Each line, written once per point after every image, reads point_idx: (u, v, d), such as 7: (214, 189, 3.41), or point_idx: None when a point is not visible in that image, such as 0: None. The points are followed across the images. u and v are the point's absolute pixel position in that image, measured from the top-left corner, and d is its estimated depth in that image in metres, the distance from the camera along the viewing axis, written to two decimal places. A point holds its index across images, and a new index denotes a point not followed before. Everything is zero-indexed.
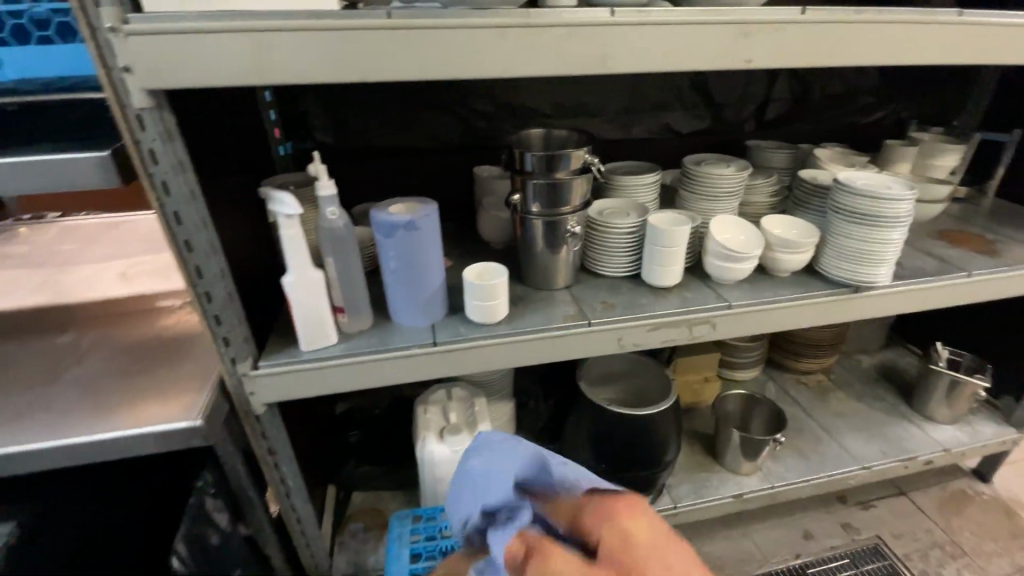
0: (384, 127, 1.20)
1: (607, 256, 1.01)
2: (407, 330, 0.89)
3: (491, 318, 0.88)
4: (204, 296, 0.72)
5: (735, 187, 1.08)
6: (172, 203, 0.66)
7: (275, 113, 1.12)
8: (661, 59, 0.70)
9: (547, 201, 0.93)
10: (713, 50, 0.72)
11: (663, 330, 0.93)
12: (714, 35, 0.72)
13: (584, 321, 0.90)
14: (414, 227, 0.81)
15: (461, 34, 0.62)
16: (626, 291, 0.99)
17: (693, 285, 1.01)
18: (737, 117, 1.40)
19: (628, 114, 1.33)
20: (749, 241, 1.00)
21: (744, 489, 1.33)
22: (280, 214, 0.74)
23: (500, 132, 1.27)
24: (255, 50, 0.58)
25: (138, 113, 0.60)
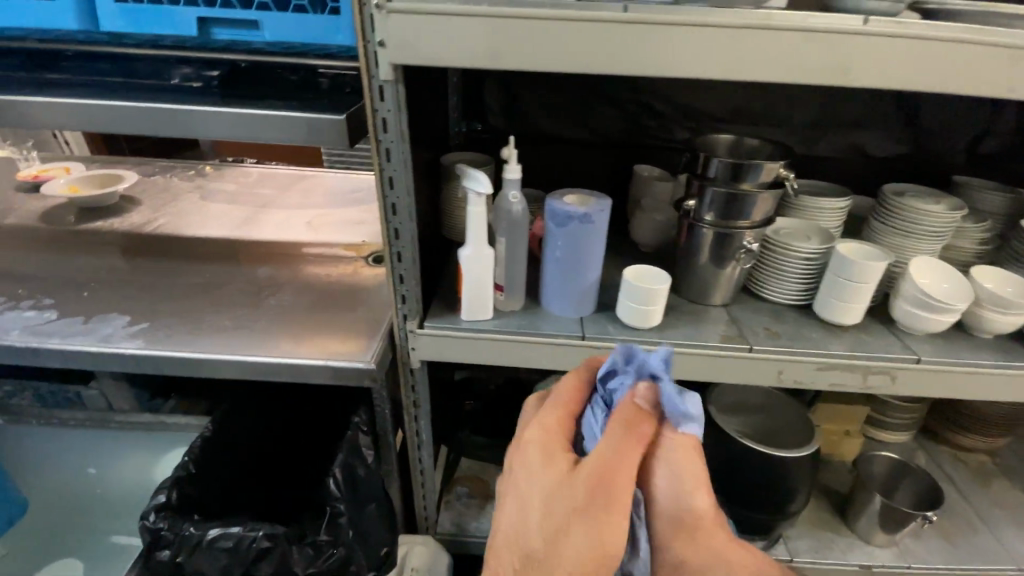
0: (553, 117, 1.22)
1: (777, 281, 0.95)
2: (558, 318, 0.90)
3: (645, 323, 0.85)
4: (396, 254, 0.81)
5: (944, 227, 0.94)
6: (390, 168, 0.73)
7: (458, 92, 1.18)
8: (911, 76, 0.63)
9: (723, 211, 0.88)
10: (977, 71, 0.63)
11: (832, 372, 0.86)
12: (982, 55, 0.62)
13: (745, 346, 0.86)
14: (588, 221, 0.81)
15: (695, 32, 0.60)
16: (792, 322, 0.92)
17: (871, 328, 0.91)
18: (946, 146, 1.21)
19: (812, 130, 1.22)
20: (955, 292, 0.87)
21: (876, 562, 1.19)
22: (471, 190, 0.78)
23: (668, 133, 1.23)
24: (494, 35, 0.61)
25: (382, 84, 0.66)
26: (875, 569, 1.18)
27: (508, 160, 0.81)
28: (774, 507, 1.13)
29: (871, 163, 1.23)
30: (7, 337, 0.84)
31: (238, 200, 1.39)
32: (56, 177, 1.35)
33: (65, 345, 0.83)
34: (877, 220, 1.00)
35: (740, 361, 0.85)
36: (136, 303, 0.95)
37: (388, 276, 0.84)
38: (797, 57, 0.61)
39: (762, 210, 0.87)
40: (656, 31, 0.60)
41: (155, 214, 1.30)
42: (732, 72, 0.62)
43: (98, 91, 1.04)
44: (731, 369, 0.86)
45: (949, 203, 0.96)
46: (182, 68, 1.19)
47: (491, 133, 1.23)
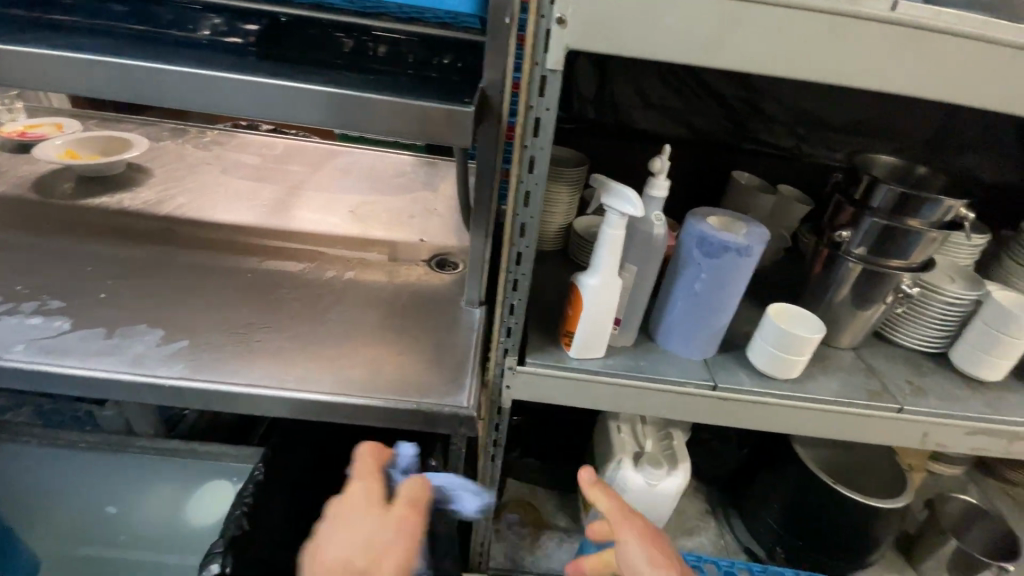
0: (647, 111, 1.07)
1: (913, 323, 0.85)
2: (677, 358, 0.78)
3: (785, 373, 0.74)
4: (512, 282, 0.66)
5: None
6: (529, 181, 0.58)
7: None
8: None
9: (880, 250, 0.76)
10: None
11: (982, 437, 0.77)
12: None
13: (893, 406, 0.75)
14: (746, 253, 0.68)
15: (960, 44, 0.49)
16: (931, 374, 0.82)
17: (1016, 386, 0.82)
18: None
19: (928, 146, 1.09)
20: None
21: None
22: (615, 210, 0.64)
23: (771, 139, 1.09)
24: (718, 23, 0.47)
25: (545, 75, 0.51)
26: None
27: (654, 174, 0.67)
28: (855, 556, 1.05)
29: (985, 188, 1.12)
30: (9, 354, 0.68)
31: (265, 176, 1.20)
32: (48, 137, 1.14)
33: (87, 369, 0.67)
34: (1016, 260, 0.90)
35: (885, 421, 0.75)
36: (164, 310, 0.79)
37: (495, 304, 0.70)
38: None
39: (925, 250, 0.75)
40: (915, 38, 0.48)
41: (168, 188, 1.11)
42: (984, 100, 0.51)
43: (116, 40, 0.84)
44: (874, 429, 0.76)
45: None
46: (211, 17, 0.99)
47: (573, 124, 1.08)
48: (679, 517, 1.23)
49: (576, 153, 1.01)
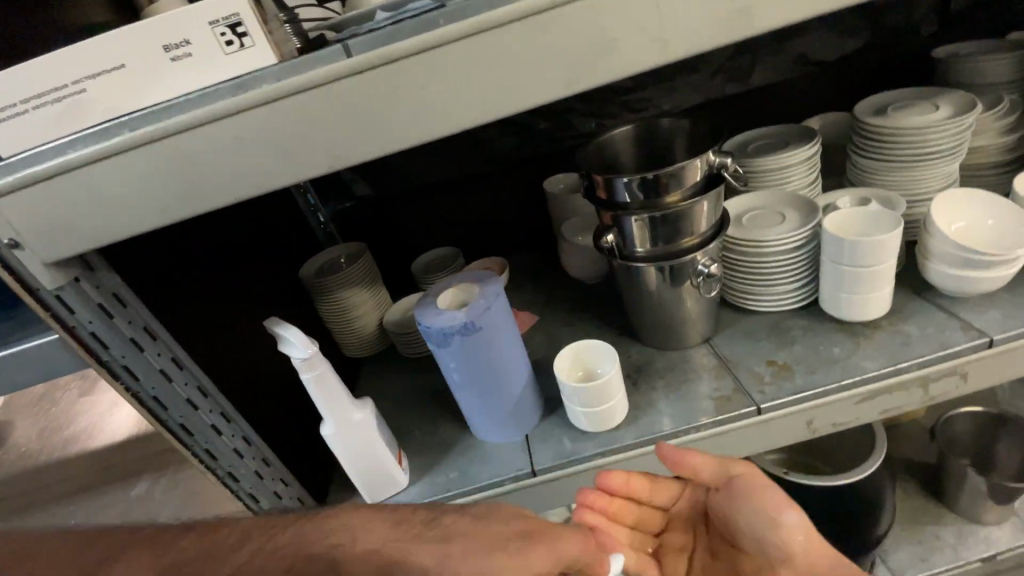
0: (426, 161, 0.97)
1: (762, 286, 0.70)
2: (494, 451, 0.66)
3: (606, 426, 0.62)
4: (229, 476, 0.55)
5: (955, 139, 0.67)
6: (148, 385, 0.47)
7: (311, 192, 0.97)
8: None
9: (660, 237, 0.63)
10: None
11: (881, 398, 0.61)
12: None
13: (751, 408, 0.61)
14: (474, 328, 0.57)
15: (469, 46, 0.36)
16: (800, 340, 0.67)
17: (908, 311, 0.66)
18: (909, 17, 0.92)
19: (739, 61, 0.95)
20: (1000, 231, 0.62)
21: (998, 548, 0.90)
22: (294, 359, 0.53)
23: (567, 129, 0.97)
24: (177, 164, 0.37)
25: (56, 294, 0.42)
26: (1002, 559, 0.90)
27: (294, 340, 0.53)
28: (854, 536, 0.88)
29: (826, 73, 0.95)
30: None
31: None
32: None
33: None
34: (865, 155, 0.73)
35: (749, 430, 0.62)
36: None
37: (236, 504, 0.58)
38: (653, 23, 0.36)
39: (705, 216, 0.62)
40: (415, 66, 0.36)
41: (8, 429, 1.07)
42: (548, 88, 0.37)
43: None
44: (741, 441, 0.62)
45: (950, 100, 0.70)
46: None
47: (363, 208, 1.00)
48: None
49: (359, 246, 0.91)
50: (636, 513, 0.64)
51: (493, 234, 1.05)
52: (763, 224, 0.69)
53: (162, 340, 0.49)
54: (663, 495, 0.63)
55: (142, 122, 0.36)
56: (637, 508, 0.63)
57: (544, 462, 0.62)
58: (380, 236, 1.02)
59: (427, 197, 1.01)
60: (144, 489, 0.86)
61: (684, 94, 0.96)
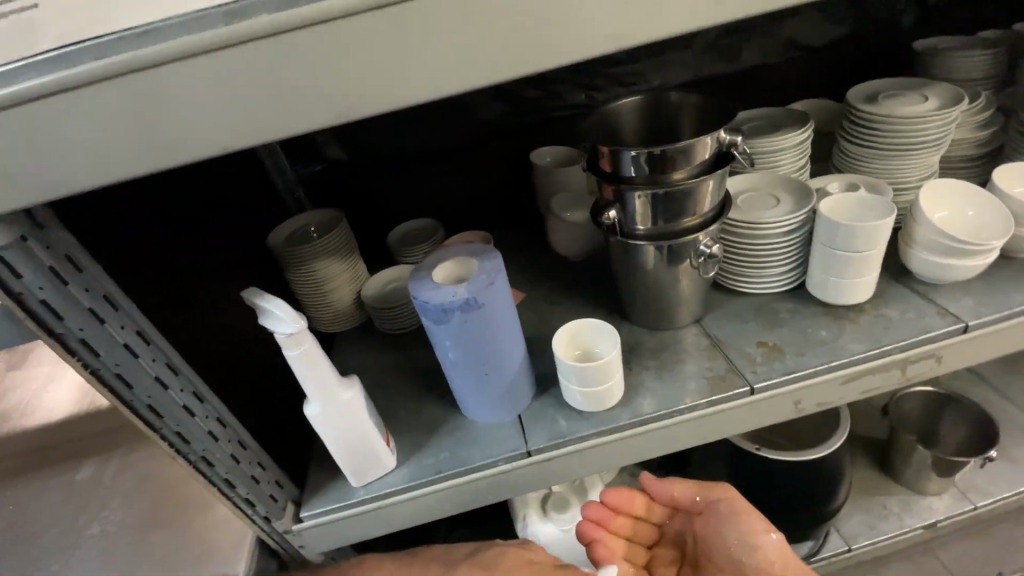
0: (408, 124, 0.91)
1: (755, 268, 0.70)
2: (486, 431, 0.63)
3: (600, 405, 0.61)
4: (203, 461, 0.50)
5: (941, 130, 0.69)
6: (110, 363, 0.42)
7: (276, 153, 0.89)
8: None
9: (662, 214, 0.61)
10: None
11: (864, 378, 0.63)
12: None
13: (745, 388, 0.62)
14: (476, 305, 0.53)
15: None
16: (788, 321, 0.68)
17: (889, 296, 0.68)
18: (892, 7, 0.94)
19: (731, 39, 0.94)
20: (979, 221, 0.64)
21: (937, 515, 0.98)
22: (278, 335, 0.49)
23: (557, 100, 0.93)
24: (165, 99, 0.33)
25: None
26: (940, 525, 0.98)
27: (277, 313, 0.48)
28: (816, 508, 0.93)
29: (812, 58, 0.96)
30: None
31: None
32: None
33: None
34: (854, 143, 0.75)
35: (740, 409, 0.62)
36: None
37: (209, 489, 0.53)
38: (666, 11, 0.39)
39: (709, 194, 0.61)
40: None
41: None
42: None
43: None
44: (732, 420, 0.63)
45: (937, 92, 0.71)
46: None
47: (336, 172, 0.93)
48: None
49: (335, 212, 0.84)
50: (636, 527, 0.72)
51: (474, 206, 1.00)
52: (758, 206, 0.69)
53: (125, 312, 0.43)
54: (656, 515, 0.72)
55: (122, 48, 0.32)
56: (637, 525, 0.72)
57: (539, 442, 0.61)
58: (353, 203, 0.96)
59: (406, 164, 0.95)
60: (90, 473, 0.78)
61: (675, 70, 0.94)
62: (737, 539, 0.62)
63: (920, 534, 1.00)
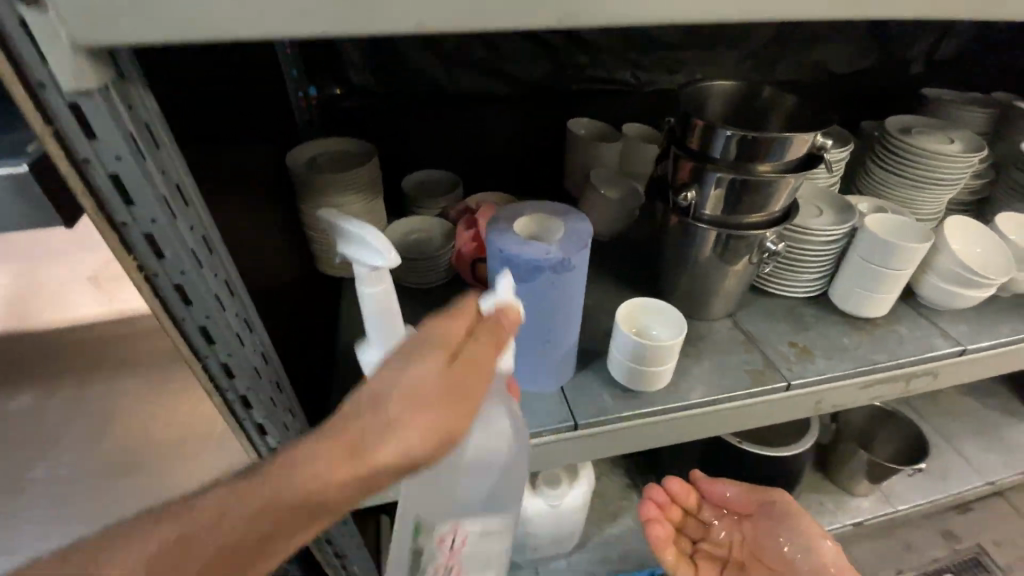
0: (449, 63, 0.84)
1: (790, 272, 0.73)
2: (528, 399, 0.60)
3: (649, 386, 0.61)
4: (236, 395, 0.45)
5: (963, 171, 0.75)
6: (171, 266, 0.36)
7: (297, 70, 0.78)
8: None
9: (733, 203, 0.61)
10: None
11: (876, 386, 0.68)
12: None
13: (780, 383, 0.64)
14: (564, 268, 0.50)
15: None
16: (813, 325, 0.72)
17: (899, 314, 0.73)
18: (909, 53, 1.02)
19: (772, 49, 0.96)
20: (986, 258, 0.71)
21: (865, 514, 1.11)
22: (360, 264, 0.43)
23: (604, 71, 0.91)
24: None
25: (76, 105, 0.29)
26: (866, 523, 1.10)
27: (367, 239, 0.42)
28: None
29: (836, 82, 1.01)
30: None
31: None
32: None
33: None
34: (884, 170, 0.79)
35: (771, 403, 0.65)
36: None
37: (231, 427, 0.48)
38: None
39: (783, 197, 0.61)
40: None
41: None
42: None
43: None
44: (761, 413, 0.65)
45: (962, 136, 0.77)
46: None
47: (359, 100, 0.83)
48: (599, 503, 1.14)
49: (365, 146, 0.75)
50: (692, 523, 0.81)
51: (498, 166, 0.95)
52: (805, 213, 0.72)
53: (194, 210, 0.37)
54: (708, 513, 0.81)
55: None
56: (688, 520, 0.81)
57: (587, 417, 0.59)
58: (372, 139, 0.87)
59: (437, 108, 0.87)
60: None
61: (719, 67, 0.95)
62: (787, 539, 0.74)
63: (847, 530, 1.12)
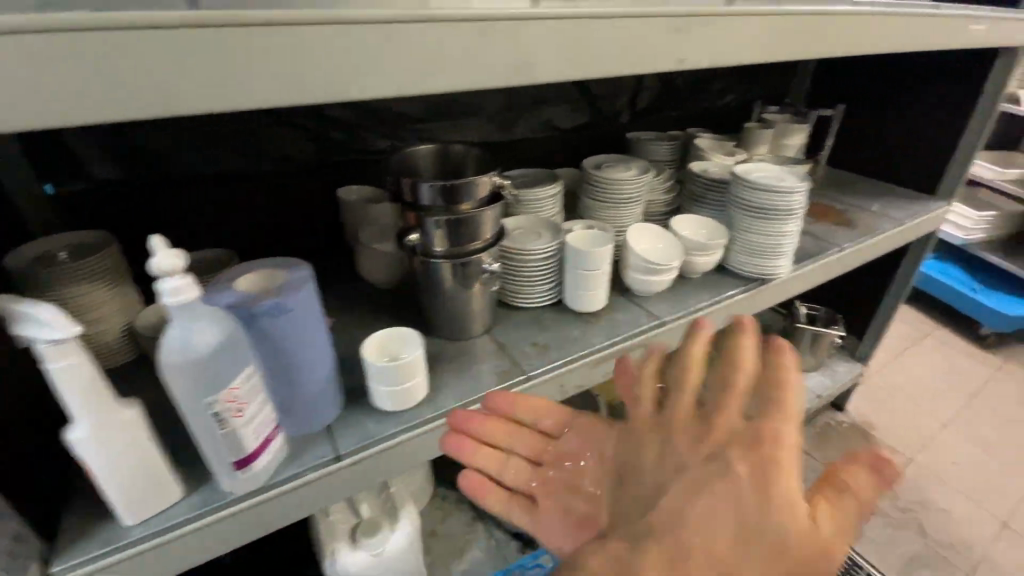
0: (204, 151, 0.89)
1: (527, 286, 0.88)
2: (292, 444, 0.64)
3: (406, 403, 0.68)
4: None
5: (639, 190, 0.99)
6: None
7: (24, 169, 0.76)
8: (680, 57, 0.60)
9: (453, 237, 0.73)
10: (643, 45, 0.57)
11: (607, 363, 0.83)
12: (647, 28, 0.57)
13: (522, 376, 0.76)
14: (281, 311, 0.55)
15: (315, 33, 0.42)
16: (553, 326, 0.87)
17: (618, 304, 0.92)
18: (612, 109, 1.33)
19: (507, 114, 1.18)
20: (663, 249, 0.93)
21: None
22: (38, 342, 0.44)
23: (366, 144, 1.04)
24: None
25: None
26: None
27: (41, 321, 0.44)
28: None
29: (564, 136, 1.27)
30: None
31: None
32: None
33: None
34: (590, 197, 1.01)
35: (521, 395, 0.76)
36: None
37: None
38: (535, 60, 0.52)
39: (489, 225, 0.75)
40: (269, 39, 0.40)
41: None
42: None
43: None
44: None
45: (637, 165, 1.02)
46: None
47: (109, 193, 0.84)
48: (447, 541, 1.17)
49: (103, 235, 0.75)
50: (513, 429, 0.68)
51: (279, 237, 1.01)
52: (528, 238, 0.88)
53: None
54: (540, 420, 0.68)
55: None
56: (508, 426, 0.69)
57: (348, 446, 0.64)
58: (131, 228, 0.87)
59: (200, 191, 0.91)
60: None
61: (467, 131, 1.14)
62: None
63: None
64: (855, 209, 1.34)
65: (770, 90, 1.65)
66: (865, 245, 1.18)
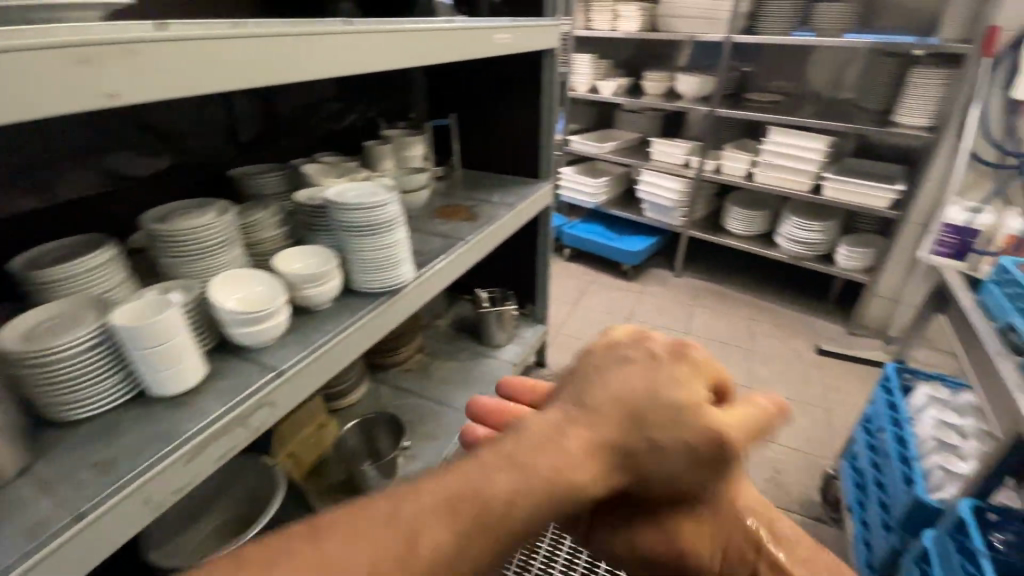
0: None
1: (73, 390, 0.68)
2: None
3: None
4: None
5: (225, 233, 0.88)
6: None
7: None
8: (204, 80, 0.57)
9: None
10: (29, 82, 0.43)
11: (213, 447, 0.69)
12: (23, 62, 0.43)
13: (69, 518, 0.56)
14: None
15: None
16: (132, 426, 0.69)
17: (229, 368, 0.80)
18: (206, 146, 1.18)
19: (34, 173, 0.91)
20: (265, 293, 0.85)
21: None
22: None
23: None
24: None
25: None
26: None
27: None
28: None
29: (145, 187, 1.07)
30: None
31: None
32: None
33: None
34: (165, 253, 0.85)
35: (71, 545, 0.55)
36: None
37: None
38: (27, 91, 0.43)
39: None
40: None
41: None
42: None
43: None
44: (70, 561, 0.56)
45: (219, 206, 0.91)
46: None
47: None
48: None
49: None
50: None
51: None
52: (56, 329, 0.68)
53: None
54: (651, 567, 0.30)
55: None
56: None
57: None
58: None
59: None
60: None
61: None
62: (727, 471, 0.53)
63: None
64: (481, 202, 1.51)
65: (393, 107, 1.75)
66: (488, 231, 1.31)
